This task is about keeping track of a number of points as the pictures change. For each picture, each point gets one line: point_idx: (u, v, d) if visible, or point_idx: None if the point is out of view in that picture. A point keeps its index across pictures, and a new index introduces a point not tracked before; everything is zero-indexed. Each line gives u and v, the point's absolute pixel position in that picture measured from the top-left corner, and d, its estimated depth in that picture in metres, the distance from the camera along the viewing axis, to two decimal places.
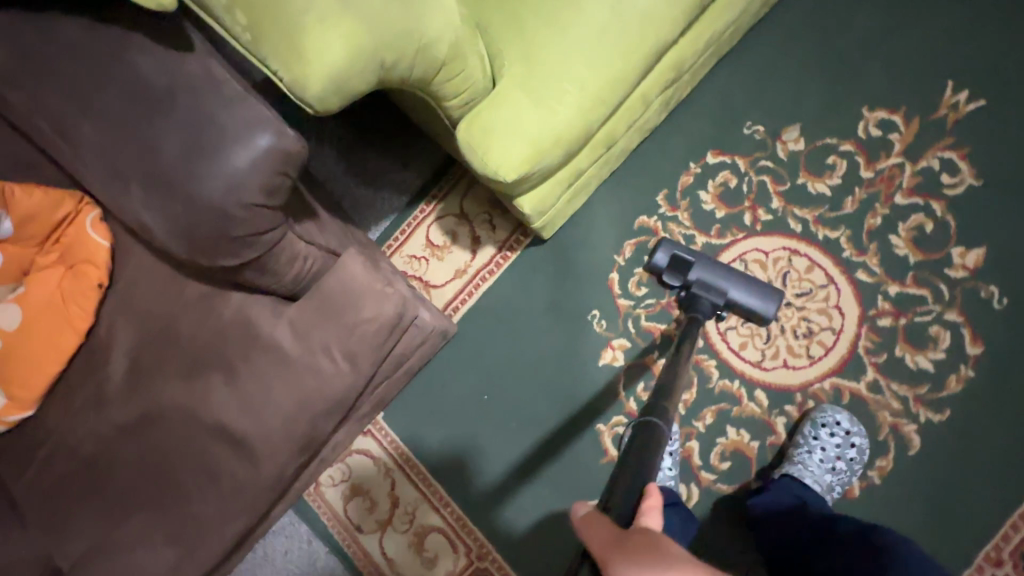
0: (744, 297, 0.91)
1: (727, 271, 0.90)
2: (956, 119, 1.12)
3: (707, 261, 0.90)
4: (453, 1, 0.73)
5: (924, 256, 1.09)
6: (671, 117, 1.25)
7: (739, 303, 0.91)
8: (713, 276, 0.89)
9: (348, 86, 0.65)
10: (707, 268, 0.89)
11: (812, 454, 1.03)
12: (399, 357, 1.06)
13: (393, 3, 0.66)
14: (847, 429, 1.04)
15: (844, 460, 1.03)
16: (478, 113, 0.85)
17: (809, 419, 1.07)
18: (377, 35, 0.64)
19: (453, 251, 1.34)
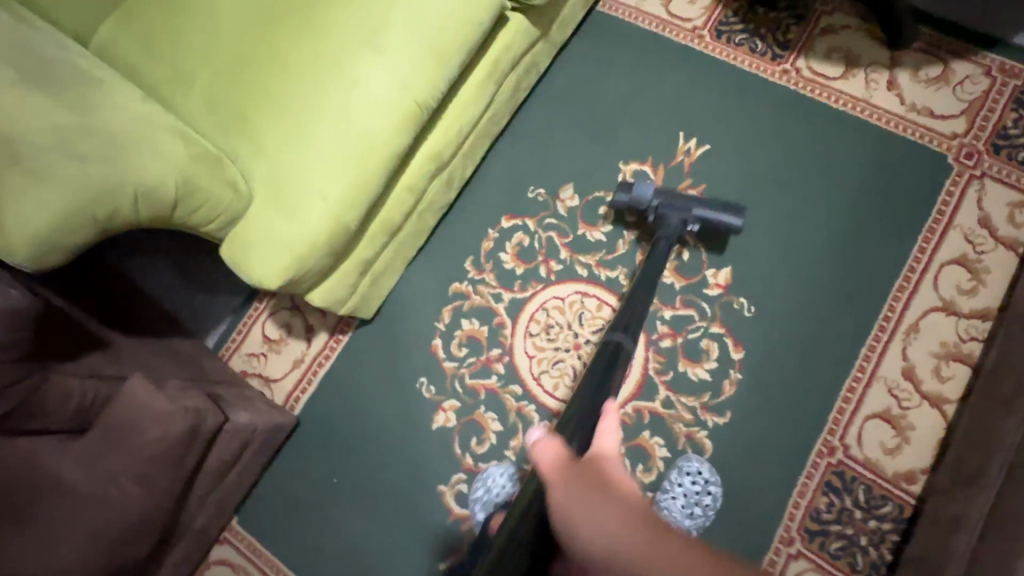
0: (707, 213, 1.17)
1: (684, 196, 1.18)
2: (690, 162, 1.32)
3: (667, 193, 1.19)
4: (171, 152, 0.83)
5: (686, 281, 1.26)
6: (467, 190, 1.39)
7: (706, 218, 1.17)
8: (672, 200, 1.18)
9: (60, 243, 0.73)
10: (664, 194, 1.19)
11: (673, 500, 1.13)
12: (218, 465, 1.08)
13: (94, 168, 0.75)
14: (707, 478, 1.15)
15: (700, 506, 1.13)
16: (238, 232, 0.94)
17: (676, 466, 1.17)
18: (80, 197, 0.73)
19: (289, 343, 1.39)
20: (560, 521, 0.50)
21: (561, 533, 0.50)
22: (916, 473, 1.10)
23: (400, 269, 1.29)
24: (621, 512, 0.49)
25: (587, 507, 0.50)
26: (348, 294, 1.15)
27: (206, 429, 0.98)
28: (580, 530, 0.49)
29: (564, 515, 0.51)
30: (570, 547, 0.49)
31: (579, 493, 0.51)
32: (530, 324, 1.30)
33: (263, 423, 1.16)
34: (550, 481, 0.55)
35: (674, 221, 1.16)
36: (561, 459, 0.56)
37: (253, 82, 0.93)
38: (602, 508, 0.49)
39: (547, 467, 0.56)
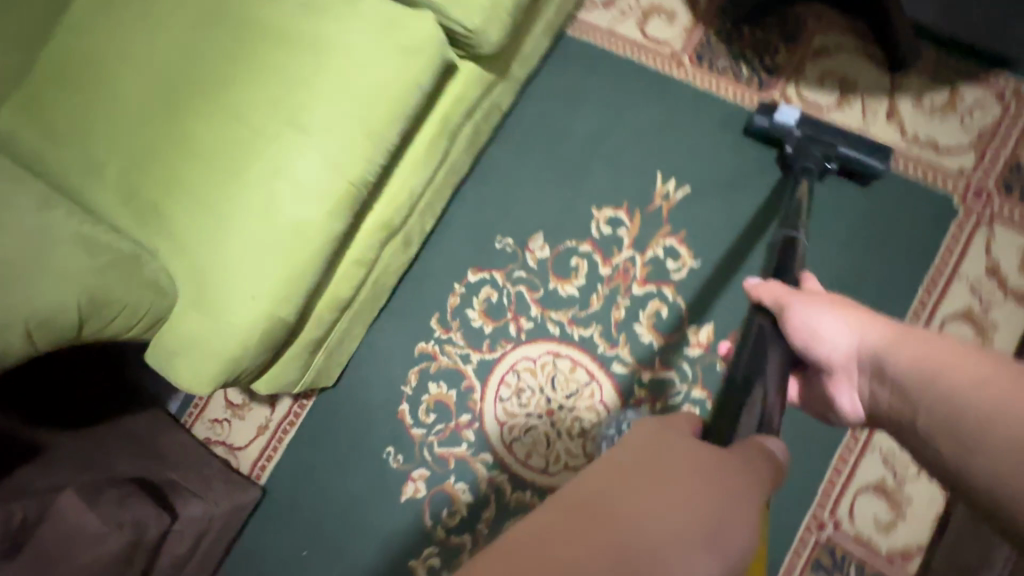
0: (851, 152, 1.08)
1: (825, 131, 1.10)
2: (669, 208, 1.21)
3: (814, 121, 1.11)
4: (74, 267, 0.77)
5: (665, 340, 1.17)
6: (430, 242, 1.30)
7: (849, 159, 1.09)
8: (813, 133, 1.10)
9: None
10: (807, 126, 1.11)
11: None
12: (172, 562, 1.03)
13: None
14: None
15: None
16: (162, 337, 0.86)
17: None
18: None
19: (252, 408, 1.33)
20: (799, 325, 0.67)
21: (794, 331, 0.67)
22: (912, 550, 1.03)
23: (361, 333, 1.22)
24: (855, 316, 0.66)
25: (814, 313, 0.67)
26: (300, 375, 1.08)
27: (149, 537, 0.94)
28: (829, 327, 0.66)
29: (801, 321, 0.67)
30: (817, 341, 0.67)
31: (813, 306, 0.67)
32: (500, 388, 1.22)
33: (221, 508, 1.12)
34: (778, 304, 0.69)
35: (813, 155, 1.08)
36: (784, 290, 0.70)
37: (171, 172, 0.85)
38: (843, 312, 0.67)
39: (767, 296, 0.70)
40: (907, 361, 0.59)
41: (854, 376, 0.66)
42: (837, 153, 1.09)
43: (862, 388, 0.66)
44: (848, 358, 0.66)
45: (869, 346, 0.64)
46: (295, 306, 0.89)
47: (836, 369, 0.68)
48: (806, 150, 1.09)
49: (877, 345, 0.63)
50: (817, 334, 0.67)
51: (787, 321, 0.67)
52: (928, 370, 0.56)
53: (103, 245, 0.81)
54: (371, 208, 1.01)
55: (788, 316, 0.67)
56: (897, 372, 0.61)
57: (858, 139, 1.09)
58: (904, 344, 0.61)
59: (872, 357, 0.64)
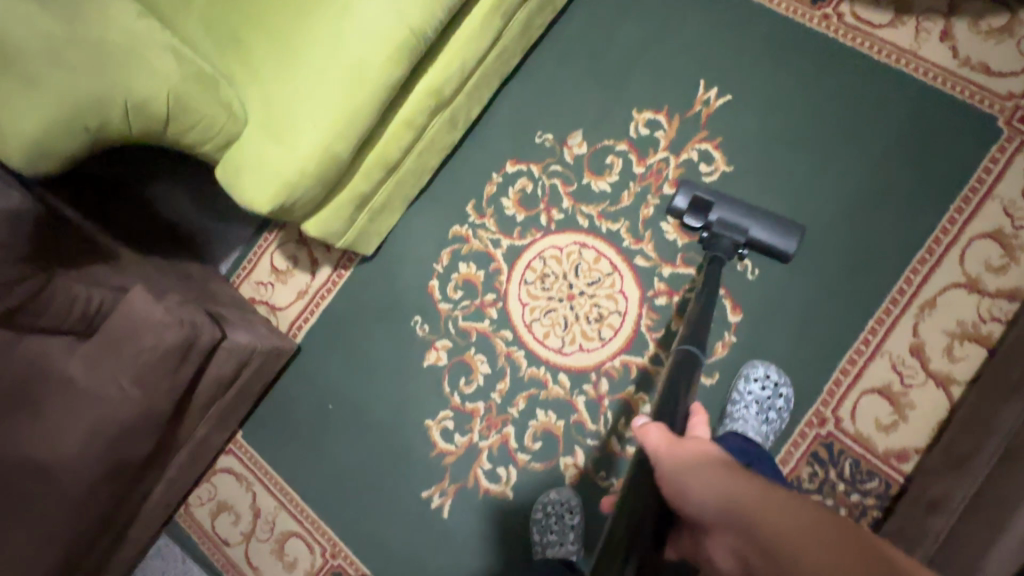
0: (762, 237, 1.09)
1: (742, 215, 1.09)
2: (708, 114, 1.24)
3: (726, 204, 1.10)
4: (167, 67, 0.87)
5: (689, 239, 1.22)
6: (474, 132, 1.36)
7: (758, 242, 1.09)
8: (732, 216, 1.09)
9: (50, 146, 0.81)
10: (725, 209, 1.09)
11: (748, 408, 1.08)
12: (215, 380, 1.14)
13: (85, 81, 0.82)
14: (776, 380, 1.10)
15: (774, 411, 1.09)
16: (231, 153, 0.96)
17: (742, 374, 1.12)
18: (72, 108, 0.81)
19: (295, 274, 1.44)
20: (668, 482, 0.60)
21: (663, 487, 0.61)
22: (909, 451, 1.06)
23: (401, 207, 1.30)
24: (720, 473, 0.58)
25: (686, 469, 0.60)
26: (344, 229, 1.17)
27: (201, 343, 1.04)
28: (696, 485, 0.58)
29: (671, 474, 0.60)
30: (681, 493, 0.59)
31: (680, 455, 0.62)
32: (526, 272, 1.29)
33: (261, 346, 1.22)
34: (653, 456, 0.64)
35: (727, 240, 1.06)
36: (663, 436, 0.65)
37: (256, 8, 0.94)
38: (707, 463, 0.59)
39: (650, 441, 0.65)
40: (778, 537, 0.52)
41: (725, 541, 0.56)
42: (749, 238, 1.08)
43: (732, 556, 0.55)
44: (716, 517, 0.56)
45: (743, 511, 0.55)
46: (351, 142, 0.97)
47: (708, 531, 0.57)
48: (718, 234, 1.07)
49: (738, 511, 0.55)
50: (680, 477, 0.60)
51: (659, 474, 0.62)
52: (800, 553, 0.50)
53: (188, 58, 0.90)
54: (425, 71, 1.07)
55: (660, 474, 0.62)
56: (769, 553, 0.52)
57: (774, 223, 1.08)
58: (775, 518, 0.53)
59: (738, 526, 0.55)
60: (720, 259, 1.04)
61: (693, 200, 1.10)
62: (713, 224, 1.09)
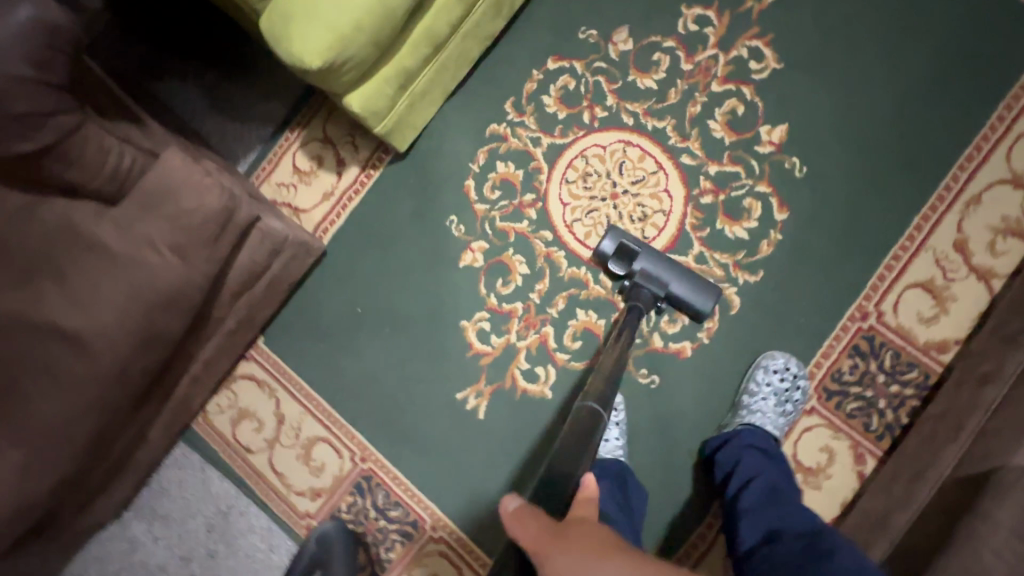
0: (683, 293, 1.10)
1: (667, 267, 1.11)
2: (760, 10, 1.21)
3: (650, 256, 1.12)
4: None
5: (737, 136, 1.19)
6: (514, 27, 1.30)
7: (676, 298, 1.11)
8: (656, 269, 1.11)
9: None
10: (649, 261, 1.12)
11: (768, 400, 1.08)
12: (249, 264, 1.09)
13: None
14: (794, 373, 1.10)
15: (792, 402, 1.09)
16: (277, 2, 0.89)
17: (760, 365, 1.11)
18: None
19: (320, 175, 1.37)
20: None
21: None
22: (949, 343, 1.08)
23: (439, 99, 1.24)
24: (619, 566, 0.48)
25: None
26: (387, 111, 1.11)
27: (240, 216, 0.97)
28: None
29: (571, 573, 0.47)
30: None
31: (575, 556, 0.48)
32: (567, 172, 1.26)
33: (293, 236, 1.16)
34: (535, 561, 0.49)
35: (646, 291, 1.10)
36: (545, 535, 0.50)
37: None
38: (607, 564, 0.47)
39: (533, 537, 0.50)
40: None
41: None
42: (668, 293, 1.11)
43: None
44: None
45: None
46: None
47: None
48: (639, 285, 1.11)
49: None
50: None
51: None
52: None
53: None
54: None
55: None
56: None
57: (693, 280, 1.10)
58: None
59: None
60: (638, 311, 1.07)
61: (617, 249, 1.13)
62: (637, 274, 1.11)
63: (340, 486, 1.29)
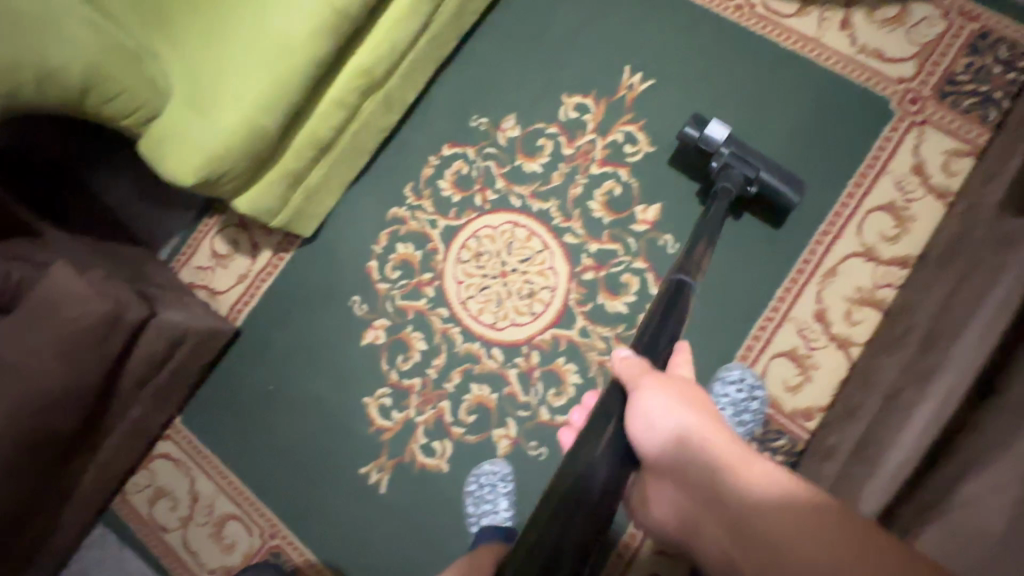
0: (772, 180, 1.11)
1: (755, 153, 1.11)
2: (632, 98, 1.31)
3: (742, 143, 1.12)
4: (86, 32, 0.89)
5: (615, 216, 1.27)
6: (412, 116, 1.40)
7: (766, 185, 1.11)
8: (746, 155, 1.11)
9: None
10: (738, 145, 1.12)
11: (723, 411, 1.10)
12: (147, 358, 1.15)
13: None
14: (751, 383, 1.14)
15: (748, 413, 1.12)
16: (154, 127, 0.98)
17: (717, 377, 1.15)
18: None
19: (235, 258, 1.44)
20: (638, 406, 0.73)
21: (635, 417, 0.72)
22: (813, 410, 1.14)
23: (339, 189, 1.33)
24: (711, 417, 0.73)
25: (665, 413, 0.71)
26: (278, 207, 1.20)
27: (128, 318, 1.04)
28: (668, 419, 0.70)
29: (648, 403, 0.72)
30: (648, 429, 0.71)
31: (656, 397, 0.72)
32: (461, 251, 1.33)
33: (196, 325, 1.23)
34: (630, 386, 0.75)
35: (736, 172, 1.10)
36: (642, 371, 0.75)
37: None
38: (677, 411, 0.70)
39: (632, 376, 0.75)
40: (759, 494, 0.64)
41: (669, 476, 0.72)
42: (758, 177, 1.11)
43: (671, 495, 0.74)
44: (664, 457, 0.71)
45: (699, 451, 0.69)
46: (276, 117, 0.99)
47: (650, 456, 0.71)
48: (731, 166, 1.11)
49: (711, 459, 0.69)
50: (648, 422, 0.71)
51: (630, 402, 0.74)
52: (773, 509, 0.62)
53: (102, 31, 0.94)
54: (353, 53, 1.10)
55: (636, 400, 0.73)
56: (727, 496, 0.66)
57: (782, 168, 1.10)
58: (749, 473, 0.66)
59: (709, 465, 0.68)
60: (729, 189, 1.08)
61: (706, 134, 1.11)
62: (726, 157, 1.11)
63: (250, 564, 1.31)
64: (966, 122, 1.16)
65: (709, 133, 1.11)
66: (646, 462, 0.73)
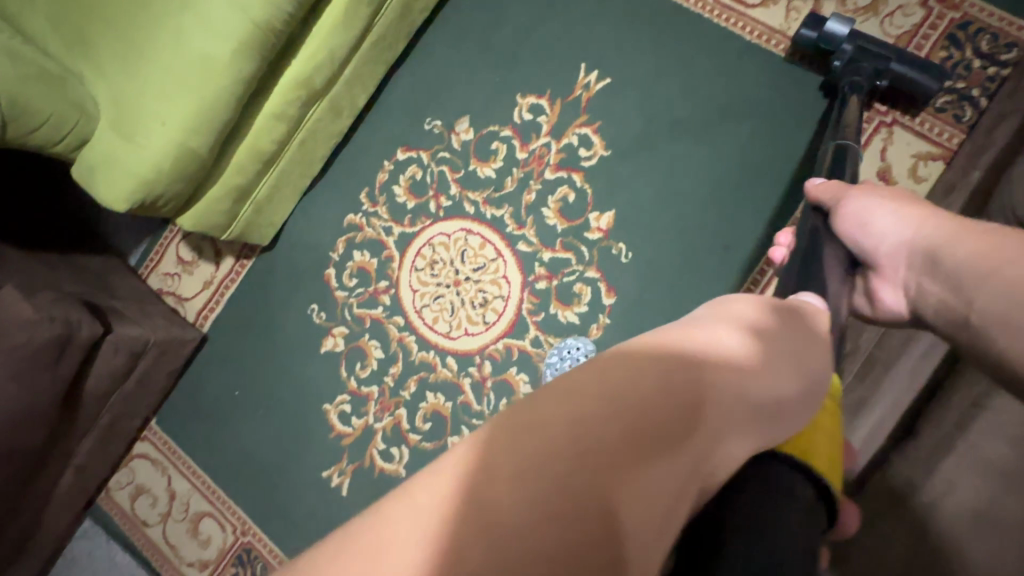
0: (904, 70, 1.02)
1: (882, 47, 1.03)
2: (588, 98, 1.25)
3: (865, 37, 1.05)
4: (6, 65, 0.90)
5: (568, 223, 1.24)
6: (366, 120, 1.37)
7: (898, 78, 1.03)
8: (872, 48, 1.03)
9: None
10: (863, 39, 1.04)
11: None
12: (107, 371, 1.19)
13: None
14: None
15: None
16: (85, 155, 0.99)
17: None
18: None
19: (200, 265, 1.46)
20: (846, 215, 0.70)
21: (842, 218, 0.71)
22: None
23: (292, 198, 1.32)
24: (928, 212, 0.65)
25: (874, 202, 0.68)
26: (226, 222, 1.20)
27: (80, 337, 1.08)
28: (882, 218, 0.67)
29: (856, 213, 0.69)
30: (862, 230, 0.69)
31: (871, 202, 0.68)
32: (416, 259, 1.32)
33: (156, 336, 1.27)
34: (839, 200, 0.72)
35: (864, 67, 1.02)
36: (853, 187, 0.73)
37: (109, 8, 0.96)
38: (903, 207, 0.66)
39: (833, 199, 0.73)
40: (953, 255, 0.59)
41: (893, 269, 0.67)
42: (888, 69, 1.02)
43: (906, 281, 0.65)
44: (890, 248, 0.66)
45: (917, 239, 0.64)
46: (207, 138, 0.98)
47: (875, 257, 0.68)
48: (857, 60, 1.03)
49: (930, 240, 0.62)
50: (863, 222, 0.69)
51: (840, 212, 0.72)
52: (979, 263, 0.55)
53: (26, 59, 0.94)
54: (287, 65, 1.07)
55: (842, 207, 0.71)
56: (943, 268, 0.60)
57: (918, 60, 1.02)
58: (959, 240, 0.59)
59: (924, 249, 0.63)
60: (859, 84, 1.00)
61: (828, 26, 1.05)
62: (850, 52, 1.04)
63: (223, 559, 1.38)
64: (940, 122, 1.08)
65: (831, 29, 1.04)
66: (868, 272, 0.70)
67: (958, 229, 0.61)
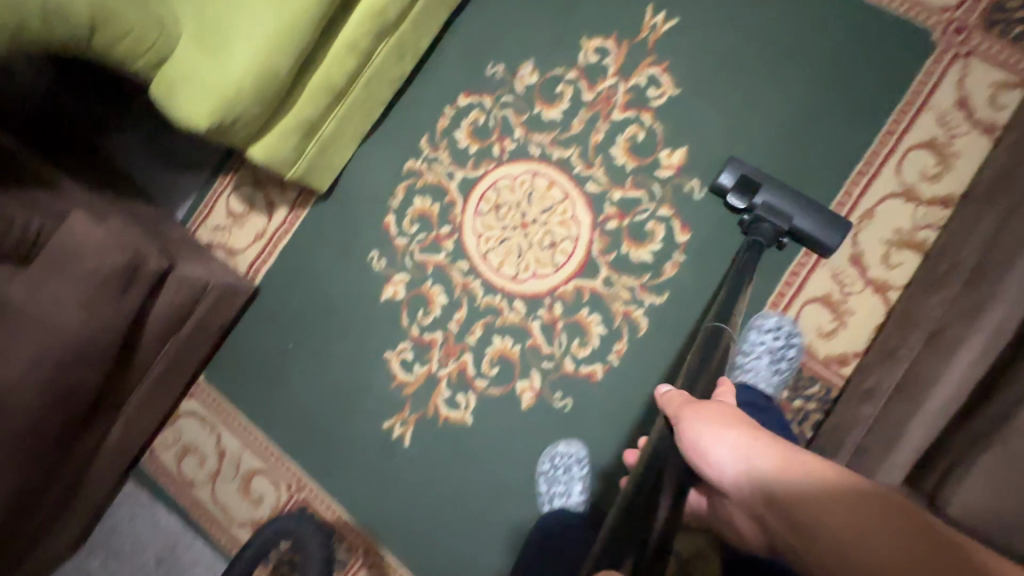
0: (806, 227, 1.01)
1: (788, 202, 1.02)
2: (656, 38, 1.25)
3: (773, 188, 1.03)
4: None
5: (639, 162, 1.23)
6: (426, 66, 1.35)
7: (802, 233, 1.02)
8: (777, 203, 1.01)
9: None
10: (771, 195, 1.02)
11: (760, 358, 1.08)
12: (167, 312, 1.14)
13: None
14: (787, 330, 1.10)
15: (786, 361, 1.08)
16: (163, 70, 0.96)
17: (754, 326, 1.12)
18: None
19: (251, 217, 1.43)
20: (685, 436, 0.64)
21: (682, 442, 0.64)
22: (848, 356, 1.10)
23: (354, 141, 1.30)
24: (752, 434, 0.62)
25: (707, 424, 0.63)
26: (293, 158, 1.18)
27: (147, 269, 1.04)
28: (717, 447, 0.61)
29: (691, 432, 0.63)
30: (702, 457, 0.62)
31: (707, 424, 0.63)
32: (479, 204, 1.30)
33: (215, 281, 1.23)
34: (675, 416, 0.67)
35: (767, 225, 1.00)
36: (686, 400, 0.68)
37: None
38: (732, 427, 0.62)
39: (673, 410, 0.68)
40: (787, 488, 0.56)
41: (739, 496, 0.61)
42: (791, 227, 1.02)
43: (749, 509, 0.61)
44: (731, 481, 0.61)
45: (749, 466, 0.60)
46: (288, 58, 0.96)
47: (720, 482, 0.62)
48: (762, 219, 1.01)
49: (763, 475, 0.58)
50: (701, 447, 0.62)
51: (679, 432, 0.65)
52: (815, 504, 0.54)
53: None
54: None
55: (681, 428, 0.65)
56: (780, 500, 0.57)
57: (823, 214, 1.01)
58: (792, 477, 0.56)
59: (756, 476, 0.59)
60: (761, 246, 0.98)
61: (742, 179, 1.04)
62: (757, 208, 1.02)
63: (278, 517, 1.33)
64: None
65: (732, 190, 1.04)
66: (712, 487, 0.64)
67: (790, 459, 0.58)
